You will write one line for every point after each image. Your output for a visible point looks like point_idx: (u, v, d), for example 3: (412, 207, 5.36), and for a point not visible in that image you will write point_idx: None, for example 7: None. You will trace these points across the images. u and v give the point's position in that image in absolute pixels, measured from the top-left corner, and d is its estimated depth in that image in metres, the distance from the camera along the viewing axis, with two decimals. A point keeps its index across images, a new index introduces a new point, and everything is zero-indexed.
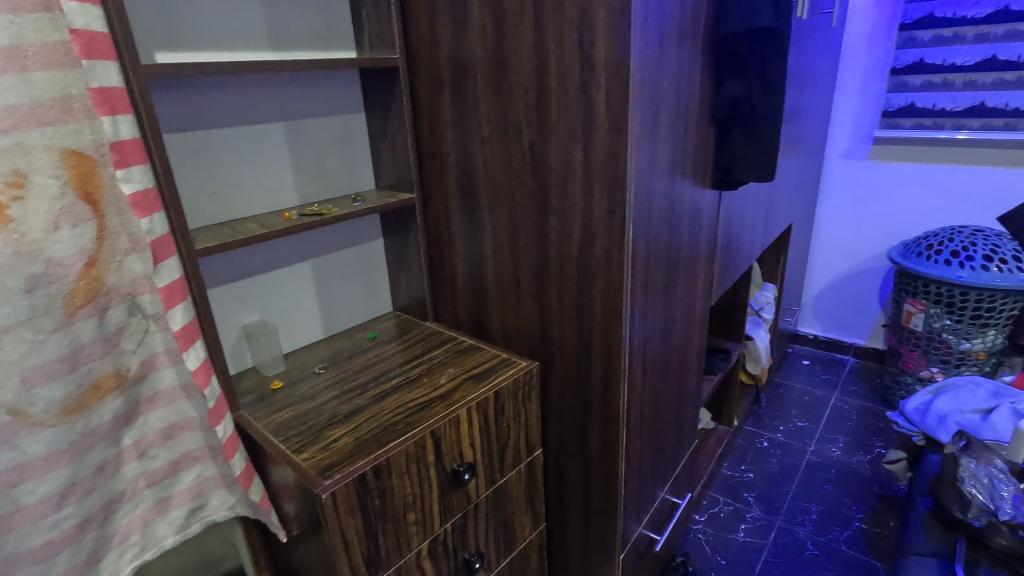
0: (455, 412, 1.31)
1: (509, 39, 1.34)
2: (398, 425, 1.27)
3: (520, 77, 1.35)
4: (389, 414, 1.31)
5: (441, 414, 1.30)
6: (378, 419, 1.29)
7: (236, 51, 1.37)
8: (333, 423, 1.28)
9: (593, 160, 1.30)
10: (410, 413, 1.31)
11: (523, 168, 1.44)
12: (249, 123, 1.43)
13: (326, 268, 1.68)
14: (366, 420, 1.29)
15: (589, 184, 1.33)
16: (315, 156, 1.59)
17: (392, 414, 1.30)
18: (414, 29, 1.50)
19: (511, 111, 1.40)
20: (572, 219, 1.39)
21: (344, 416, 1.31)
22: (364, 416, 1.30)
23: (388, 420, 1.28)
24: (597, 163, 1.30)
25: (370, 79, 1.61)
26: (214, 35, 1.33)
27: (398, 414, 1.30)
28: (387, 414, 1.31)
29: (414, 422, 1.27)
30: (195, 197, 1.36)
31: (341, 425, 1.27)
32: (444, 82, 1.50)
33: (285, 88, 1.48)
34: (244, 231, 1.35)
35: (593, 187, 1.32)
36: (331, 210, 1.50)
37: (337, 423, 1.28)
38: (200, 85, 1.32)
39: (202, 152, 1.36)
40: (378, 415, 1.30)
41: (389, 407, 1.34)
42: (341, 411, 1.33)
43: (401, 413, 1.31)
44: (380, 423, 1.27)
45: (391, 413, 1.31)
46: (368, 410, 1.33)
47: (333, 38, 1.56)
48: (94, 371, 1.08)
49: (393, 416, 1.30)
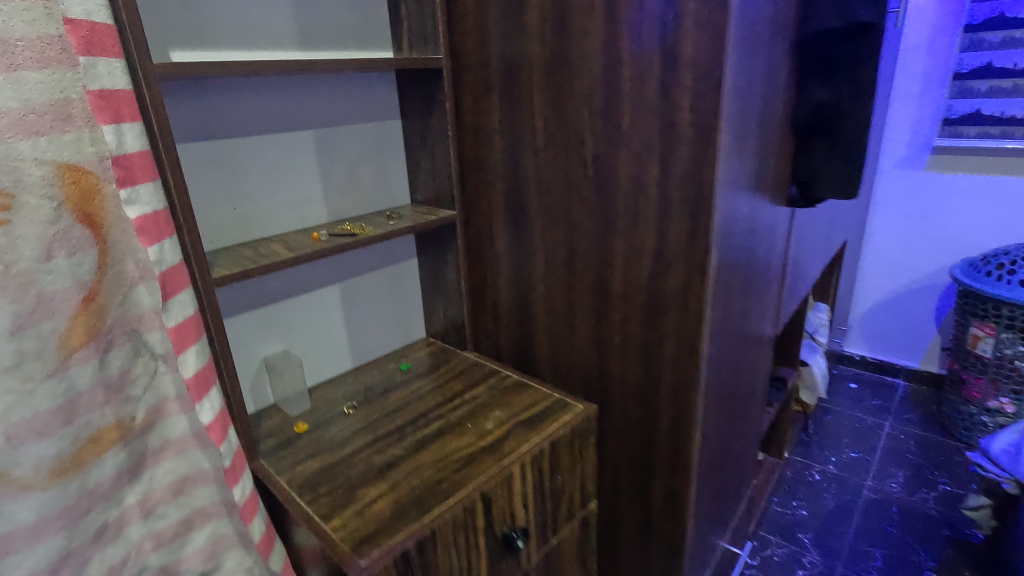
0: (512, 462, 1.14)
1: (574, 36, 1.16)
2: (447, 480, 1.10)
3: (585, 80, 1.17)
4: (435, 465, 1.14)
5: (496, 466, 1.13)
6: (424, 473, 1.12)
7: (261, 50, 1.21)
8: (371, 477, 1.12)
9: (672, 176, 1.11)
10: (459, 464, 1.14)
11: (585, 183, 1.25)
12: (274, 131, 1.27)
13: (357, 291, 1.51)
14: (409, 472, 1.12)
15: (665, 203, 1.14)
16: (346, 168, 1.42)
17: (440, 465, 1.14)
18: (460, 26, 1.33)
19: (572, 119, 1.22)
20: (643, 243, 1.20)
21: (384, 468, 1.14)
22: (407, 469, 1.13)
23: (434, 473, 1.12)
24: (678, 179, 1.11)
25: (408, 82, 1.44)
26: (237, 31, 1.17)
27: (446, 465, 1.14)
28: (432, 465, 1.14)
29: (466, 476, 1.11)
30: (213, 215, 1.20)
31: (382, 478, 1.11)
32: (493, 86, 1.33)
33: (314, 91, 1.31)
34: (268, 254, 1.19)
35: (671, 207, 1.13)
36: (368, 231, 1.33)
37: (377, 477, 1.11)
38: (221, 88, 1.16)
39: (222, 165, 1.20)
40: (424, 467, 1.14)
41: (436, 455, 1.17)
42: (378, 460, 1.16)
43: (448, 464, 1.14)
44: (427, 477, 1.11)
45: (437, 465, 1.14)
46: (412, 461, 1.16)
47: (368, 37, 1.39)
48: (93, 422, 0.82)
49: (440, 469, 1.13)
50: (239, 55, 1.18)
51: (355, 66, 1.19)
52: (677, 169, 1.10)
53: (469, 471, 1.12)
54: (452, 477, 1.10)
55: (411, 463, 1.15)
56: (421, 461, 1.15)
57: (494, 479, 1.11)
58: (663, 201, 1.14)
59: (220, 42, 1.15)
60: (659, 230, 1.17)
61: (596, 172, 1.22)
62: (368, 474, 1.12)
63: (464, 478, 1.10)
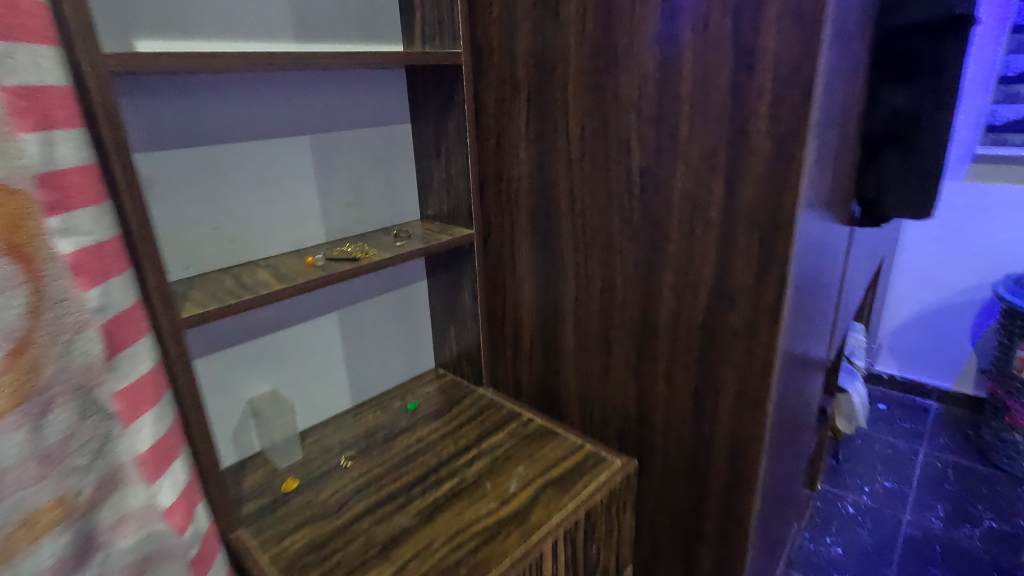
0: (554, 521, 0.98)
1: (623, 26, 0.96)
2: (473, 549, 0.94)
3: (636, 81, 0.98)
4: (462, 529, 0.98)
5: (533, 531, 0.96)
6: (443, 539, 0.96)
7: (249, 41, 1.02)
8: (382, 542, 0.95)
9: (741, 196, 0.91)
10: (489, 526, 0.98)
11: (630, 202, 1.06)
12: (264, 137, 1.08)
13: (358, 320, 1.32)
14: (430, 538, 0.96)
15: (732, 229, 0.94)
16: (348, 179, 1.23)
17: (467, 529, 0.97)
18: (483, 15, 1.13)
19: (617, 126, 1.03)
20: (700, 275, 1.00)
21: (397, 535, 0.96)
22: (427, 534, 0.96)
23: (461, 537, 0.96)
24: (749, 201, 0.91)
25: (421, 81, 1.25)
26: (219, 17, 0.98)
27: (474, 530, 0.97)
28: (457, 529, 0.97)
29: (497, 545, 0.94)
30: (190, 237, 1.01)
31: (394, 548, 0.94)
32: (521, 85, 1.13)
33: (312, 90, 1.12)
34: (253, 284, 0.99)
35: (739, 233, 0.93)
36: (374, 253, 1.14)
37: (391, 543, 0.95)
38: (200, 85, 0.98)
39: (201, 177, 1.01)
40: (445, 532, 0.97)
41: (459, 515, 1.01)
42: (391, 524, 0.99)
43: (473, 529, 0.97)
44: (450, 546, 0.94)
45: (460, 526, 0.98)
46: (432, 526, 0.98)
47: (375, 28, 1.20)
48: (25, 503, 0.55)
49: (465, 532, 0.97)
50: (222, 46, 0.99)
51: (361, 60, 1.01)
52: (748, 188, 0.90)
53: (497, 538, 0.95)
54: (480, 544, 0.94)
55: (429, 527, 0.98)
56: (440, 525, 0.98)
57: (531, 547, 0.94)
58: (729, 227, 0.94)
59: (197, 30, 0.96)
60: (721, 260, 0.97)
61: (645, 190, 1.03)
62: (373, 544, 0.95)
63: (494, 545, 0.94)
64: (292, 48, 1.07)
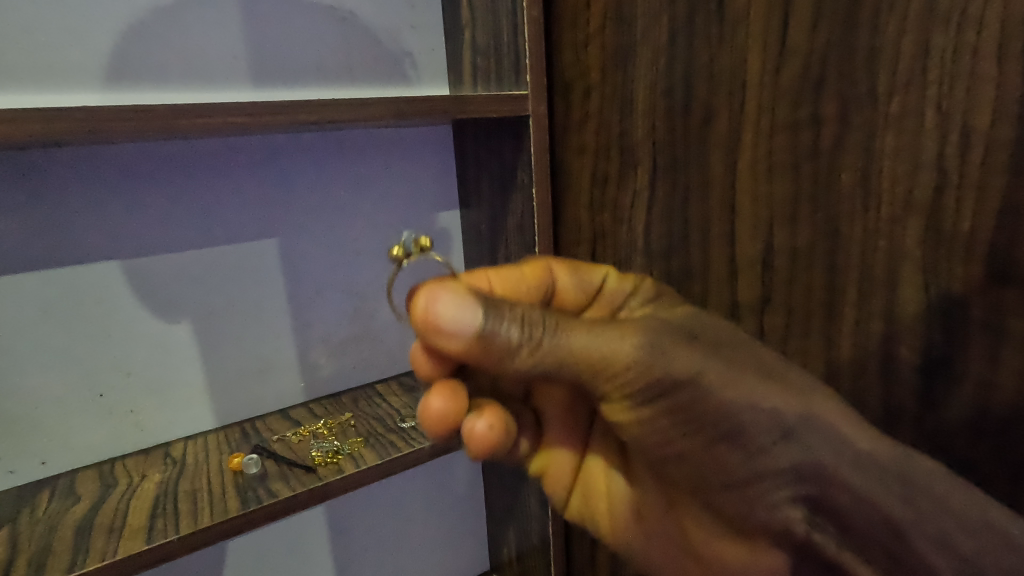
0: (756, 466, 0.42)
1: (904, 13, 0.38)
2: (688, 470, 0.45)
3: (939, 143, 0.38)
4: (652, 438, 0.44)
5: (742, 465, 0.42)
6: (650, 418, 0.43)
7: (115, 84, 0.58)
8: (518, 321, 0.40)
9: (841, 506, 0.41)
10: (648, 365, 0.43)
11: (887, 426, 0.44)
12: (190, 247, 0.65)
13: (354, 518, 0.83)
14: (672, 396, 0.42)
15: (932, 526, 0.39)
16: (347, 304, 0.76)
17: (633, 303, 0.50)
18: (572, 27, 0.61)
19: (860, 256, 0.43)
20: (782, 526, 0.43)
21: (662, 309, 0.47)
22: (684, 359, 0.42)
23: (705, 415, 0.42)
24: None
25: (471, 145, 0.74)
26: (62, 46, 0.56)
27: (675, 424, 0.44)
28: (705, 353, 0.42)
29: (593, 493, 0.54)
30: (47, 419, 0.62)
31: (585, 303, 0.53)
32: (641, 155, 0.58)
33: (272, 163, 0.68)
34: (99, 529, 0.52)
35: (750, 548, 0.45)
36: (359, 450, 0.63)
37: (570, 321, 0.41)
38: (49, 167, 0.57)
39: (68, 322, 0.61)
40: (659, 418, 0.43)
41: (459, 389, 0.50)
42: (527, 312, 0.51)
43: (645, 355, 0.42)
44: (644, 442, 0.45)
45: (752, 394, 0.41)
46: (598, 389, 0.43)
47: (399, 62, 0.73)
48: None
49: (660, 438, 0.44)
50: (64, 99, 0.56)
51: (299, 119, 0.51)
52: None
53: (769, 452, 0.42)
54: (717, 405, 0.41)
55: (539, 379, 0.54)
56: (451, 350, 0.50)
57: (728, 457, 0.42)
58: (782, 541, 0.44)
59: (41, 76, 0.56)
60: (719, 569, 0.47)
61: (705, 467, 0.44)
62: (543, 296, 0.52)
63: (712, 438, 0.42)
64: (194, 98, 0.62)
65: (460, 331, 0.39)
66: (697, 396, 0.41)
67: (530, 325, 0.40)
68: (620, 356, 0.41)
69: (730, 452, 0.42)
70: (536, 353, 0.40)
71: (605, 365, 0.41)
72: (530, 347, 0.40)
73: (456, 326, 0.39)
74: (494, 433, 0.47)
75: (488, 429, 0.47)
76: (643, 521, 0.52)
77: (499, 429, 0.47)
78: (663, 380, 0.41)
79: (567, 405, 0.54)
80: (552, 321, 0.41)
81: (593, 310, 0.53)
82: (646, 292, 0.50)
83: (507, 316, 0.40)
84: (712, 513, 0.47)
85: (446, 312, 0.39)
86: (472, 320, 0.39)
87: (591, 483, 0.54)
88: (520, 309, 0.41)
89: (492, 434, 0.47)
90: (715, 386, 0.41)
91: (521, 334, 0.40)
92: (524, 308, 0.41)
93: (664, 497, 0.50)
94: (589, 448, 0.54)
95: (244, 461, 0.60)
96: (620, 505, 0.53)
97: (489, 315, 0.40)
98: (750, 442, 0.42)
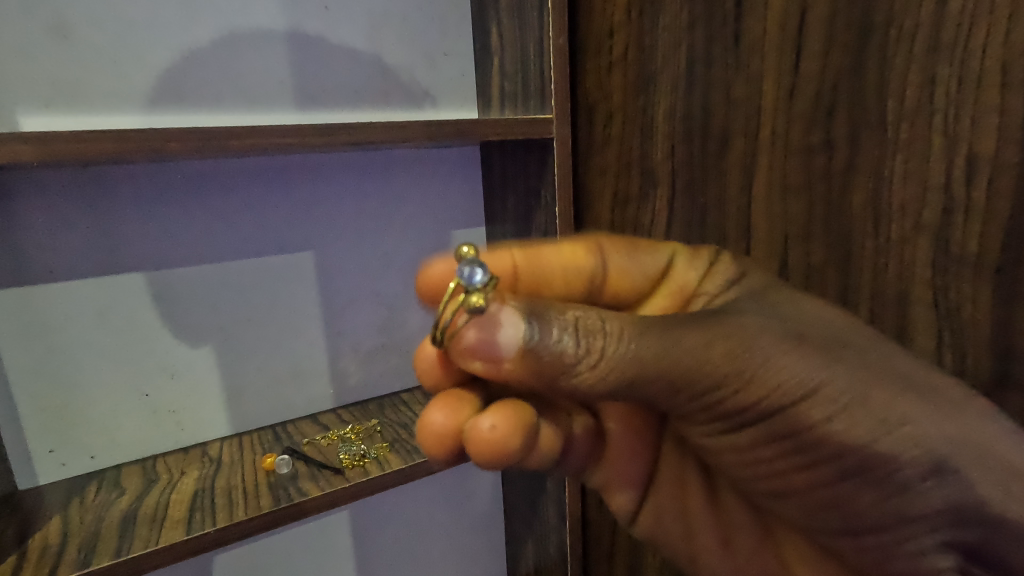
0: (898, 510, 0.36)
1: (911, 45, 0.40)
2: (803, 505, 0.41)
3: (946, 168, 0.39)
4: (750, 465, 0.41)
5: (874, 507, 0.37)
6: (748, 438, 0.39)
7: (174, 107, 0.63)
8: (570, 330, 0.35)
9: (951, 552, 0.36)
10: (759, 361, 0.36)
11: None
12: (235, 257, 0.70)
13: (376, 524, 0.85)
14: (783, 416, 0.37)
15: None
16: (376, 316, 0.79)
17: (709, 287, 0.46)
18: (595, 56, 0.65)
19: (872, 275, 0.44)
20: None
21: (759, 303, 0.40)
22: (793, 368, 0.36)
23: (822, 444, 0.37)
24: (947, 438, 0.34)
25: (497, 166, 0.78)
26: (130, 73, 0.61)
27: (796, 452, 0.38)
28: (816, 356, 0.37)
29: (666, 519, 0.49)
30: (98, 416, 0.66)
31: (652, 286, 0.49)
32: (661, 176, 0.60)
33: (312, 180, 0.72)
34: (142, 520, 0.56)
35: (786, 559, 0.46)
36: (385, 454, 0.66)
37: (640, 328, 0.36)
38: (111, 183, 0.62)
39: (120, 326, 0.66)
40: (760, 444, 0.39)
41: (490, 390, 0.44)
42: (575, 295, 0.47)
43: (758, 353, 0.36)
44: (741, 465, 0.41)
45: (883, 415, 0.35)
46: (683, 406, 0.39)
47: (432, 86, 0.77)
48: None
49: (765, 464, 0.40)
50: (124, 120, 0.61)
51: (340, 139, 0.55)
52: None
53: (917, 490, 0.36)
54: (839, 432, 0.36)
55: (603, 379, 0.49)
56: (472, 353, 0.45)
57: (861, 497, 0.37)
58: None
59: (104, 99, 0.61)
60: None
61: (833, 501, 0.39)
62: (597, 276, 0.48)
63: (841, 471, 0.37)
64: (246, 121, 0.67)
65: (493, 353, 0.35)
66: (815, 417, 0.36)
67: (588, 335, 0.35)
68: (713, 366, 0.36)
69: (863, 491, 0.37)
70: (602, 369, 0.35)
71: (694, 378, 0.36)
72: (592, 361, 0.35)
73: (491, 349, 0.35)
74: (503, 434, 0.39)
75: (493, 428, 0.39)
76: (734, 554, 0.47)
77: (510, 429, 0.39)
78: (764, 393, 0.36)
79: (628, 419, 0.48)
80: (614, 330, 0.36)
81: (662, 296, 0.49)
82: (722, 273, 0.47)
83: (557, 325, 0.35)
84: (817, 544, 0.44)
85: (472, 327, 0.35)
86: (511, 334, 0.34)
87: (665, 510, 0.49)
88: (571, 315, 0.36)
89: (501, 435, 0.39)
90: (837, 404, 0.36)
91: (577, 347, 0.35)
92: (574, 312, 0.36)
93: (759, 524, 0.47)
94: (661, 462, 0.49)
95: (277, 461, 0.63)
96: (703, 532, 0.48)
97: (529, 324, 0.35)
98: (891, 478, 0.36)
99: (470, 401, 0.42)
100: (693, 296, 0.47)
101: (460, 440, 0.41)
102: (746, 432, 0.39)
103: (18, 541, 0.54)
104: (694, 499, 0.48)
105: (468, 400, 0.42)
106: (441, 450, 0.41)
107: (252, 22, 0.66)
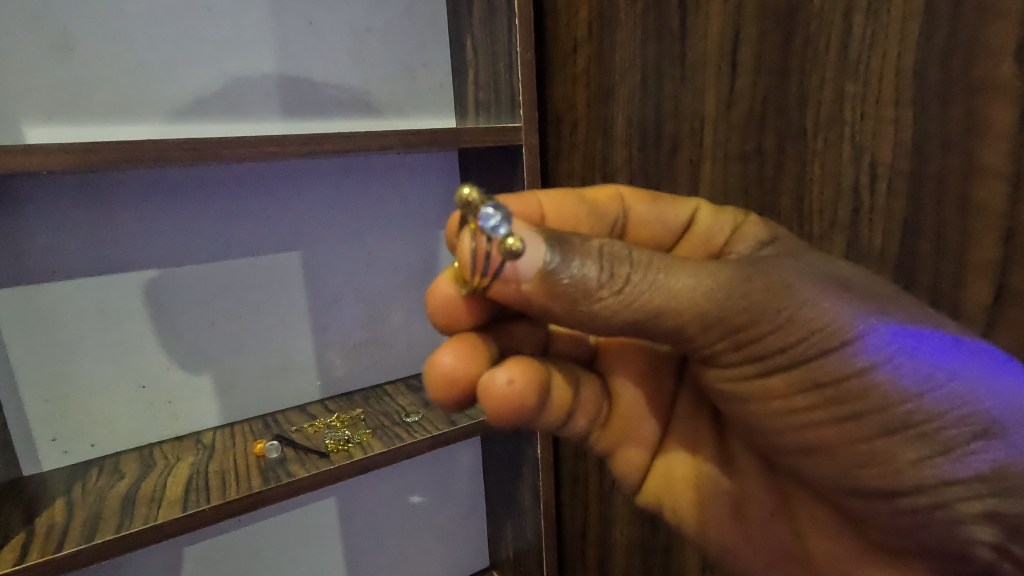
0: (940, 471, 0.37)
1: (825, 66, 0.45)
2: (834, 466, 0.40)
3: (854, 173, 0.45)
4: (783, 415, 0.40)
5: (913, 467, 0.37)
6: (784, 383, 0.39)
7: (163, 117, 0.68)
8: (593, 258, 0.36)
9: (970, 528, 0.37)
10: (799, 301, 0.38)
11: None
12: (231, 255, 0.74)
13: (363, 509, 0.90)
14: (820, 359, 0.38)
15: (1011, 510, 0.36)
16: (361, 312, 0.84)
17: (739, 247, 0.48)
18: (561, 69, 0.70)
19: None
20: (962, 546, 0.38)
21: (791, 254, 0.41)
22: (835, 312, 0.37)
23: (864, 395, 0.37)
24: (948, 418, 0.36)
25: (474, 170, 0.83)
26: (121, 86, 0.65)
27: (840, 400, 0.38)
28: (852, 303, 0.38)
29: (676, 485, 0.51)
30: (99, 406, 0.71)
31: (674, 240, 0.52)
32: (622, 177, 0.66)
33: (298, 184, 0.77)
34: (141, 500, 0.60)
35: (796, 527, 0.48)
36: (367, 439, 0.71)
37: (666, 261, 0.38)
38: (107, 188, 0.67)
39: (119, 321, 0.70)
40: (797, 388, 0.39)
41: (497, 344, 0.48)
42: (602, 233, 0.50)
43: (805, 292, 0.38)
44: (776, 420, 0.41)
45: (921, 369, 0.36)
46: (712, 346, 0.39)
47: (412, 95, 0.82)
48: None
49: (801, 414, 0.39)
50: (132, 132, 0.67)
51: (322, 148, 0.60)
52: (1007, 443, 0.36)
53: (961, 450, 0.36)
54: (883, 384, 0.37)
55: (607, 340, 0.53)
56: (486, 299, 0.47)
57: (903, 453, 0.37)
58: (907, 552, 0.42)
59: (85, 108, 0.64)
60: (774, 560, 0.48)
61: (861, 460, 0.39)
62: (619, 222, 0.52)
63: (884, 426, 0.37)
64: (234, 130, 0.71)
65: (518, 274, 0.36)
66: (861, 364, 0.37)
67: (612, 261, 0.37)
68: (751, 302, 0.37)
69: (907, 446, 0.37)
70: (624, 297, 0.36)
71: (730, 314, 0.37)
72: (614, 287, 0.36)
73: (515, 271, 0.36)
74: (518, 389, 0.42)
75: (509, 383, 0.42)
76: (745, 523, 0.49)
77: (524, 387, 0.42)
78: (802, 334, 0.37)
79: (642, 377, 0.51)
80: (638, 259, 0.37)
81: (689, 244, 0.51)
82: (754, 233, 0.48)
83: (579, 253, 0.36)
84: (832, 509, 0.46)
85: (502, 264, 0.36)
86: (533, 256, 0.36)
87: (676, 474, 0.51)
88: (595, 243, 0.37)
89: (516, 391, 0.42)
90: (880, 355, 0.37)
91: (600, 273, 0.36)
92: (598, 242, 0.37)
93: (776, 493, 0.48)
94: (674, 418, 0.51)
95: (266, 446, 0.68)
96: (714, 504, 0.50)
97: (550, 248, 0.36)
98: (937, 437, 0.36)
99: (481, 349, 0.45)
100: (722, 251, 0.50)
101: (466, 385, 0.44)
102: (781, 377, 0.39)
103: (24, 520, 0.58)
104: (709, 469, 0.50)
105: (477, 347, 0.45)
106: (450, 393, 0.44)
107: (242, 39, 0.70)
